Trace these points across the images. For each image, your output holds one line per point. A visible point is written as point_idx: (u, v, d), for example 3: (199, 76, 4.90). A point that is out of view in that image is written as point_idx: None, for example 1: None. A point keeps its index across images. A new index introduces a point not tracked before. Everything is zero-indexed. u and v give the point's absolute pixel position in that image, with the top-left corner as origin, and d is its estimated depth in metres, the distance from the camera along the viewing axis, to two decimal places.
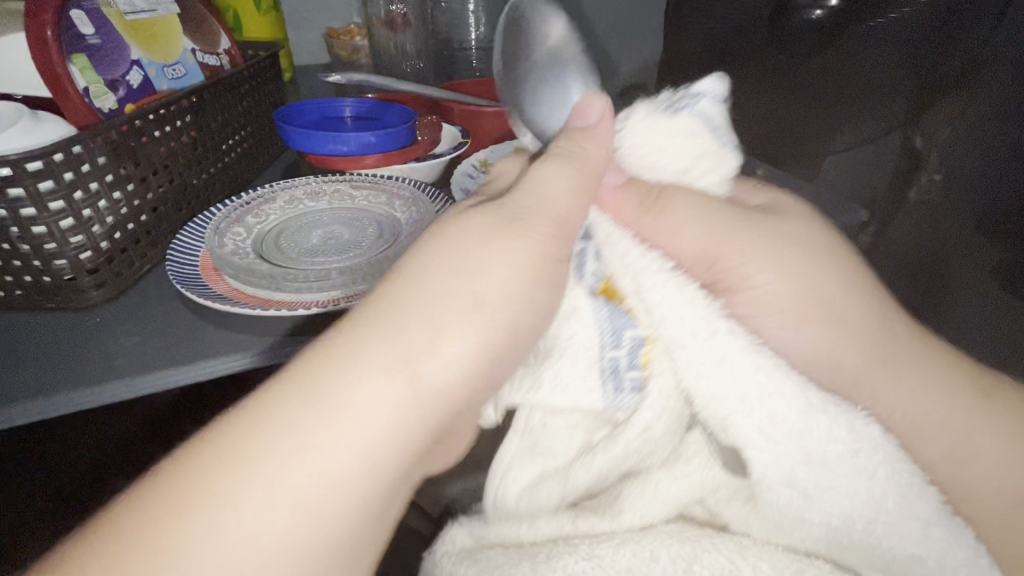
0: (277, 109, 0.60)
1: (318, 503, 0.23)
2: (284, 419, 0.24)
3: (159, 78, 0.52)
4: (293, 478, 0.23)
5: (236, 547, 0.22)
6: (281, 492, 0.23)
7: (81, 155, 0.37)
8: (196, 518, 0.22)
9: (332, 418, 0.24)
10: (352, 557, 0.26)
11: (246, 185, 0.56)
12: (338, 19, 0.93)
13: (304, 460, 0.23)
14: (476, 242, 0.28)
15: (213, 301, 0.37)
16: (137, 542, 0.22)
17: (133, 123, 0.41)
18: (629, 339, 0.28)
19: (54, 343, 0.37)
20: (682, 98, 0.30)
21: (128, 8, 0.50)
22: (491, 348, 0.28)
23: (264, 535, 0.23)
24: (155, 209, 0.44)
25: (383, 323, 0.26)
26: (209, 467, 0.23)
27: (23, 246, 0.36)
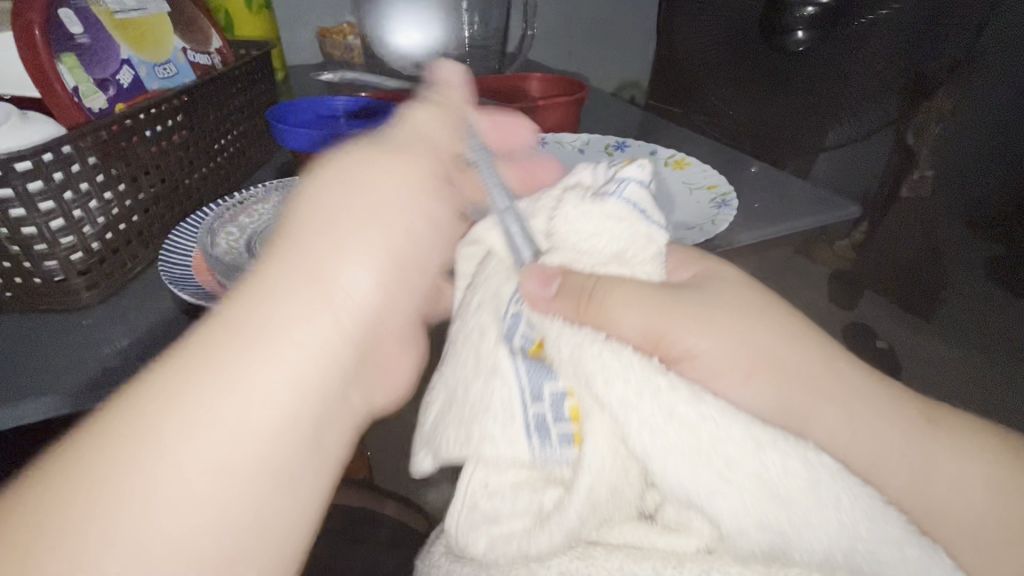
0: (269, 109, 0.60)
1: (248, 422, 0.25)
2: (205, 354, 0.25)
3: (150, 78, 0.52)
4: (209, 396, 0.24)
5: (159, 469, 0.23)
6: (206, 407, 0.24)
7: (71, 155, 0.37)
8: (131, 469, 0.23)
9: (247, 339, 0.26)
10: (290, 484, 0.27)
11: (239, 185, 0.56)
12: (330, 18, 0.93)
13: (220, 375, 0.25)
14: (360, 176, 0.31)
15: (205, 301, 0.37)
16: (45, 484, 0.23)
17: (124, 123, 0.41)
18: (548, 412, 0.28)
19: (44, 345, 0.37)
20: (608, 185, 0.31)
21: (119, 7, 0.50)
22: (382, 265, 0.30)
23: (194, 451, 0.24)
24: (147, 209, 0.44)
25: (285, 257, 0.28)
26: (126, 412, 0.24)
27: (13, 247, 0.36)
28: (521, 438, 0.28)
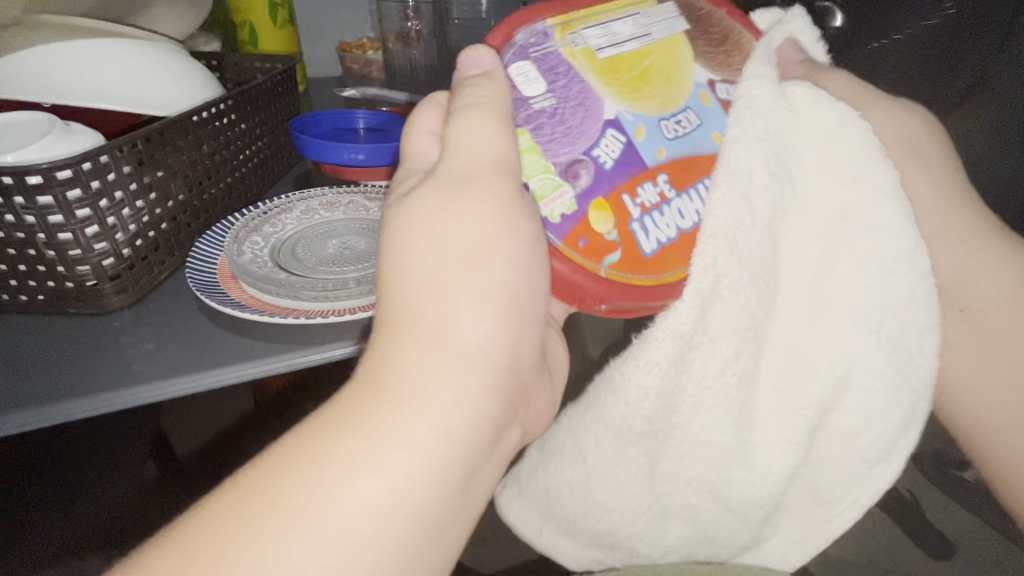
0: (293, 120, 0.61)
1: (431, 403, 0.27)
2: (411, 323, 0.28)
3: (651, 142, 0.32)
4: (400, 405, 0.26)
5: (330, 489, 0.25)
6: (397, 413, 0.26)
7: (108, 164, 0.38)
8: (324, 466, 0.25)
9: (430, 338, 0.28)
10: (381, 422, 0.26)
11: (263, 195, 0.57)
12: (351, 33, 0.95)
13: (400, 356, 0.27)
14: (494, 231, 0.30)
15: (232, 309, 0.38)
16: (292, 457, 0.25)
17: (157, 132, 0.42)
18: (629, 27, 0.34)
19: (73, 343, 0.38)
20: (620, 28, 0.34)
21: (607, 42, 0.33)
22: (502, 302, 0.30)
23: (356, 454, 0.25)
24: (175, 217, 0.45)
25: (422, 301, 0.28)
26: (337, 401, 0.27)
27: (48, 252, 0.37)
28: (645, 33, 0.34)
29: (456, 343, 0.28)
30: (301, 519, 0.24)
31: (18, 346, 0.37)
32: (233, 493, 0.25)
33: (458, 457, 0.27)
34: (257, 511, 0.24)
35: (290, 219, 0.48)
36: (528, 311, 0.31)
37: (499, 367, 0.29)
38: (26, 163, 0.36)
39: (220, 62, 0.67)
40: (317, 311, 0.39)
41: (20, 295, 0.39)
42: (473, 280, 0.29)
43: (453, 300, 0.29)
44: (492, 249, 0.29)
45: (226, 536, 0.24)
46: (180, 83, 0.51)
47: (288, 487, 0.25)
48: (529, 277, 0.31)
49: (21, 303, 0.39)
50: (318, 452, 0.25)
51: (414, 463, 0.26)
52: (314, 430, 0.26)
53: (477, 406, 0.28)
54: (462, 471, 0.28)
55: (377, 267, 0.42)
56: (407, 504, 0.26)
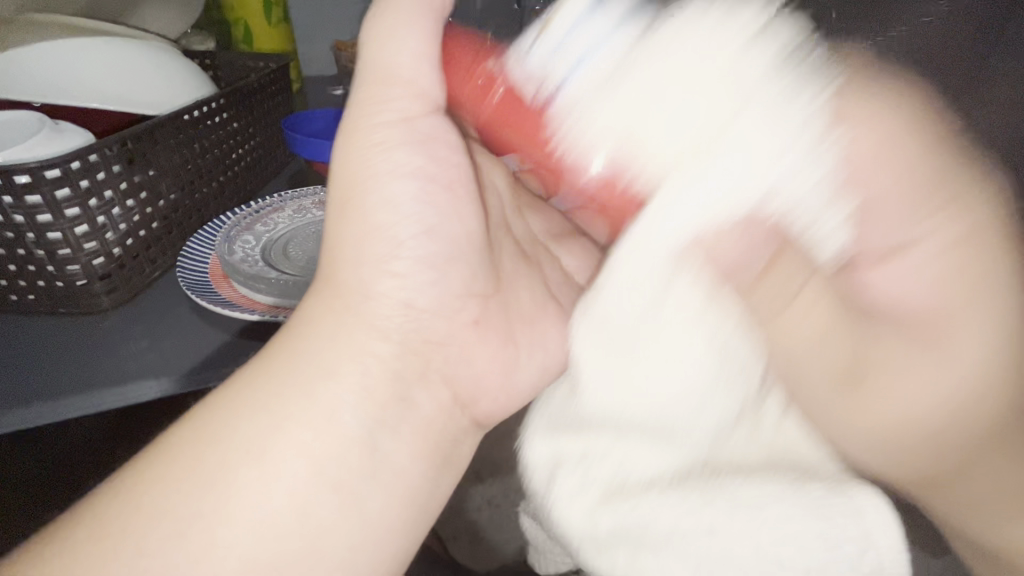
0: (286, 119, 0.61)
1: (323, 389, 0.28)
2: (316, 314, 0.30)
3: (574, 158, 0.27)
4: (299, 388, 0.28)
5: (239, 469, 0.27)
6: (293, 397, 0.28)
7: (97, 163, 0.38)
8: (233, 445, 0.27)
9: (331, 323, 0.29)
10: (275, 404, 0.28)
11: (256, 194, 0.57)
12: (346, 31, 0.95)
13: (301, 345, 0.29)
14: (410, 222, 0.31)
15: (223, 308, 0.38)
16: (207, 438, 0.27)
17: (146, 131, 0.42)
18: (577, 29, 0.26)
19: (64, 342, 0.38)
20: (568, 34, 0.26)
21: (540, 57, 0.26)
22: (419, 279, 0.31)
23: (260, 439, 0.27)
24: (166, 216, 0.45)
25: (328, 296, 0.30)
26: (243, 385, 0.29)
27: (38, 251, 0.37)
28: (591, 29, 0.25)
29: (354, 297, 0.30)
30: (213, 495, 0.26)
31: (9, 345, 0.37)
32: (156, 469, 0.27)
33: (354, 408, 0.28)
34: (177, 468, 0.27)
35: (283, 218, 0.48)
36: (438, 264, 0.31)
37: (409, 337, 0.30)
38: (16, 162, 0.36)
39: (214, 61, 0.67)
40: None
41: (11, 295, 0.39)
42: (358, 228, 0.30)
43: (353, 290, 0.30)
44: (385, 200, 0.30)
45: (149, 503, 0.26)
46: (172, 82, 0.51)
47: (203, 466, 0.27)
48: (424, 215, 0.31)
49: (13, 302, 0.39)
50: (226, 435, 0.27)
51: (307, 422, 0.28)
52: (224, 412, 0.28)
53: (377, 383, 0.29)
54: (361, 425, 0.28)
55: None
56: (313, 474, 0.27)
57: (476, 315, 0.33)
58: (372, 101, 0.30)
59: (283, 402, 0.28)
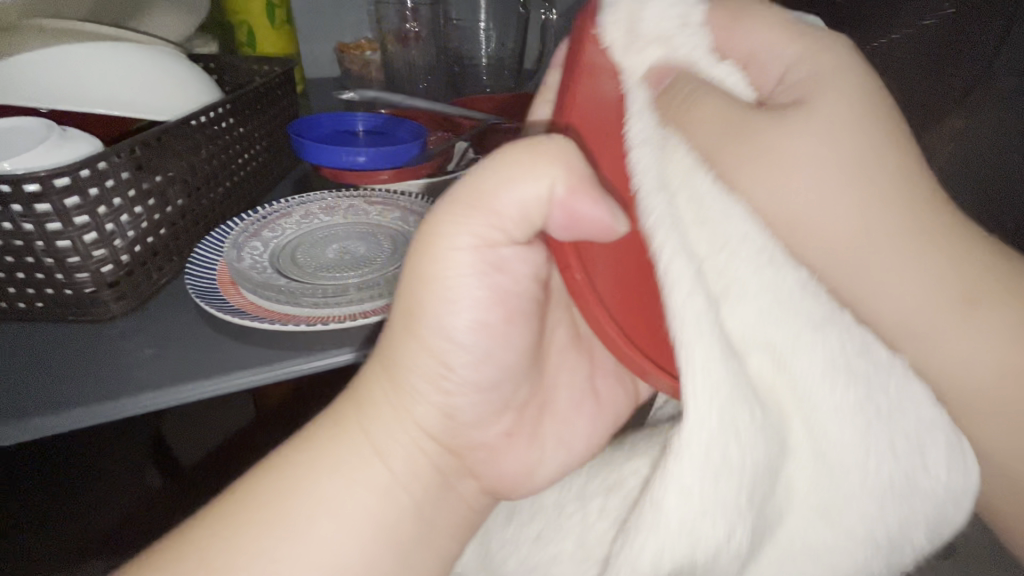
0: (291, 122, 0.61)
1: (387, 471, 0.29)
2: (383, 397, 0.29)
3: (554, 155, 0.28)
4: (366, 463, 0.29)
5: (302, 531, 0.28)
6: (360, 469, 0.29)
7: (106, 171, 0.38)
8: (296, 503, 0.28)
9: (394, 408, 0.29)
10: (340, 470, 0.29)
11: (262, 199, 0.57)
12: (350, 33, 0.95)
13: (368, 423, 0.29)
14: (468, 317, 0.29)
15: (230, 316, 0.38)
16: (276, 492, 0.29)
17: (154, 138, 0.42)
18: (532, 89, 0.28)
19: (73, 350, 0.38)
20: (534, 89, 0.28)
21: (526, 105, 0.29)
22: (483, 376, 0.29)
23: (323, 504, 0.28)
24: (174, 223, 0.45)
25: (392, 378, 0.29)
26: (313, 449, 0.30)
27: (47, 259, 0.37)
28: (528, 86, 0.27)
29: (403, 398, 0.29)
30: (272, 550, 0.28)
31: (18, 353, 0.37)
32: (226, 514, 0.29)
33: (406, 485, 0.30)
34: (245, 515, 0.28)
35: (289, 224, 0.47)
36: (490, 362, 0.29)
37: (460, 430, 0.30)
38: (24, 170, 0.36)
39: (218, 64, 0.66)
40: (316, 317, 0.38)
41: (19, 303, 0.39)
42: (412, 353, 0.28)
43: (417, 382, 0.29)
44: (449, 285, 0.27)
45: (220, 543, 0.28)
46: (179, 89, 0.51)
47: (270, 514, 0.28)
48: (480, 349, 0.29)
49: (20, 311, 0.39)
50: (293, 491, 0.29)
51: (365, 495, 0.29)
52: (290, 471, 0.29)
53: (428, 470, 0.30)
54: (412, 502, 0.30)
55: (375, 272, 0.42)
56: (362, 543, 0.29)
57: (508, 426, 0.31)
58: (437, 246, 0.27)
59: (348, 472, 0.29)
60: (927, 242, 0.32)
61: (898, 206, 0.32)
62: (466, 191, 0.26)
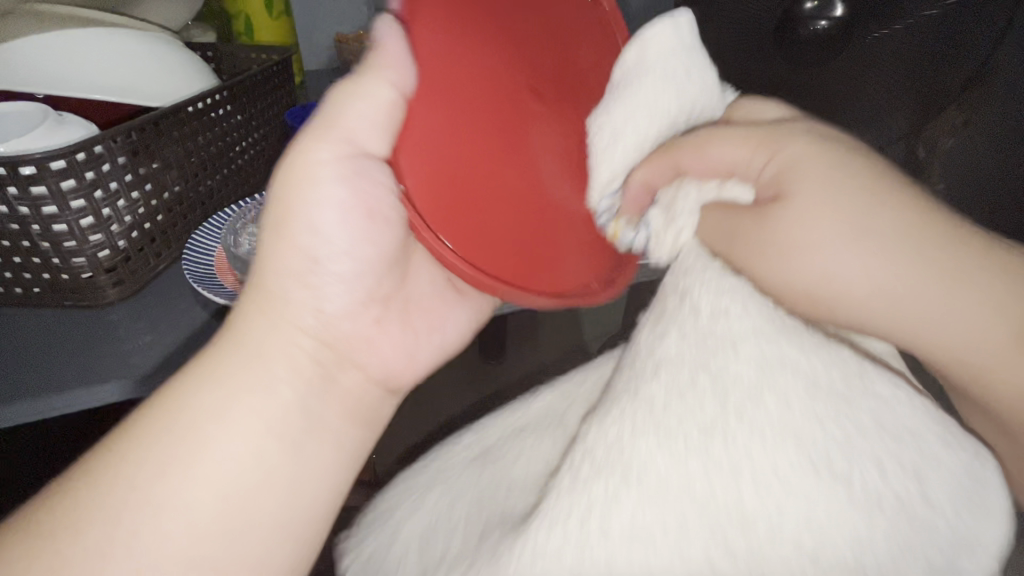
0: (290, 111, 0.61)
1: (272, 376, 0.29)
2: (264, 306, 0.30)
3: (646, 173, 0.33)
4: (246, 369, 0.29)
5: (193, 464, 0.27)
6: (235, 375, 0.29)
7: (103, 155, 0.38)
8: (195, 434, 0.27)
9: (267, 313, 0.30)
10: (223, 380, 0.29)
11: (260, 188, 0.57)
12: (348, 24, 0.94)
13: (245, 332, 0.30)
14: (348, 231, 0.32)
15: (229, 301, 0.38)
16: (164, 426, 0.27)
17: (152, 123, 0.42)
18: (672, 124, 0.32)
19: (69, 334, 0.38)
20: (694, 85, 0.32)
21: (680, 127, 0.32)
22: (358, 270, 0.32)
23: (221, 431, 0.28)
24: (171, 209, 0.44)
25: (276, 283, 0.31)
26: (197, 372, 0.29)
27: (43, 243, 0.37)
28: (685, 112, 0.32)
29: (274, 300, 0.31)
30: (169, 485, 0.26)
31: (17, 336, 0.37)
32: (115, 455, 0.27)
33: (288, 381, 0.30)
34: (135, 458, 0.27)
35: None
36: (357, 275, 0.32)
37: (338, 330, 0.32)
38: (20, 153, 0.36)
39: (216, 53, 0.66)
40: None
41: (15, 287, 0.39)
42: (282, 250, 0.31)
43: (291, 286, 0.31)
44: (314, 206, 0.31)
45: (113, 500, 0.26)
46: (177, 75, 0.51)
47: (155, 448, 0.27)
48: (348, 252, 0.32)
49: (17, 295, 0.39)
50: (178, 418, 0.27)
51: (249, 401, 0.29)
52: (176, 396, 0.28)
53: (317, 383, 0.31)
54: (296, 397, 0.30)
55: None
56: (265, 462, 0.28)
57: (377, 314, 0.34)
58: (306, 171, 0.31)
59: (233, 374, 0.29)
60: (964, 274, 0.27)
61: (910, 256, 0.28)
62: (328, 116, 0.31)
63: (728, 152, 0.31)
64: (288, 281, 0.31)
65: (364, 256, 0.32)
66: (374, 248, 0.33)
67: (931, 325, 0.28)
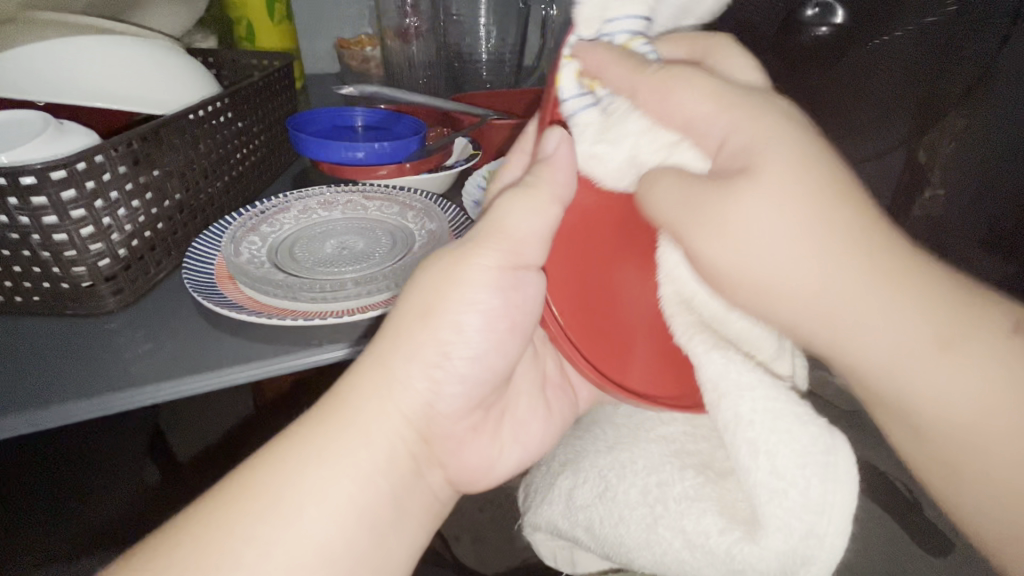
0: (290, 118, 0.61)
1: (370, 455, 0.29)
2: (377, 386, 0.30)
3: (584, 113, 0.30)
4: (348, 447, 0.29)
5: (281, 531, 0.27)
6: (339, 447, 0.29)
7: (103, 164, 0.38)
8: (285, 500, 0.27)
9: (380, 389, 0.30)
10: (325, 453, 0.29)
11: (260, 194, 0.57)
12: (348, 28, 0.94)
13: (349, 407, 0.30)
14: (485, 325, 0.31)
15: (228, 311, 0.38)
16: (258, 487, 0.28)
17: (153, 132, 0.42)
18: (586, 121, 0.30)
19: (69, 345, 0.38)
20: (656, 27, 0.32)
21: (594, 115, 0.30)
22: (478, 369, 0.32)
23: (319, 499, 0.28)
24: (172, 217, 0.44)
25: (401, 364, 0.30)
26: (298, 437, 0.29)
27: (43, 253, 0.37)
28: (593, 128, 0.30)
29: (392, 384, 0.30)
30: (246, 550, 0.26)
31: (17, 346, 0.37)
32: (202, 515, 0.27)
33: (383, 471, 0.30)
34: (226, 515, 0.27)
35: (289, 219, 0.47)
36: (482, 364, 0.32)
37: (445, 423, 0.32)
38: (19, 164, 0.36)
39: (216, 59, 0.66)
40: (314, 312, 0.38)
41: (15, 296, 0.39)
42: (418, 336, 0.30)
43: (411, 368, 0.30)
44: (459, 289, 0.31)
45: (190, 551, 0.26)
46: (177, 81, 0.50)
47: (248, 508, 0.27)
48: (478, 347, 0.32)
49: (17, 304, 0.39)
50: (272, 483, 0.28)
51: (344, 478, 0.29)
52: (276, 459, 0.28)
53: (411, 476, 0.31)
54: (389, 488, 0.30)
55: (372, 267, 0.42)
56: (347, 538, 0.28)
57: (476, 421, 0.34)
58: (462, 256, 0.31)
59: (337, 448, 0.29)
60: (904, 281, 0.28)
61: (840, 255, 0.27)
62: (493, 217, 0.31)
63: (691, 103, 0.28)
64: (405, 363, 0.30)
65: (494, 355, 0.33)
66: (494, 354, 0.32)
67: (865, 333, 0.28)
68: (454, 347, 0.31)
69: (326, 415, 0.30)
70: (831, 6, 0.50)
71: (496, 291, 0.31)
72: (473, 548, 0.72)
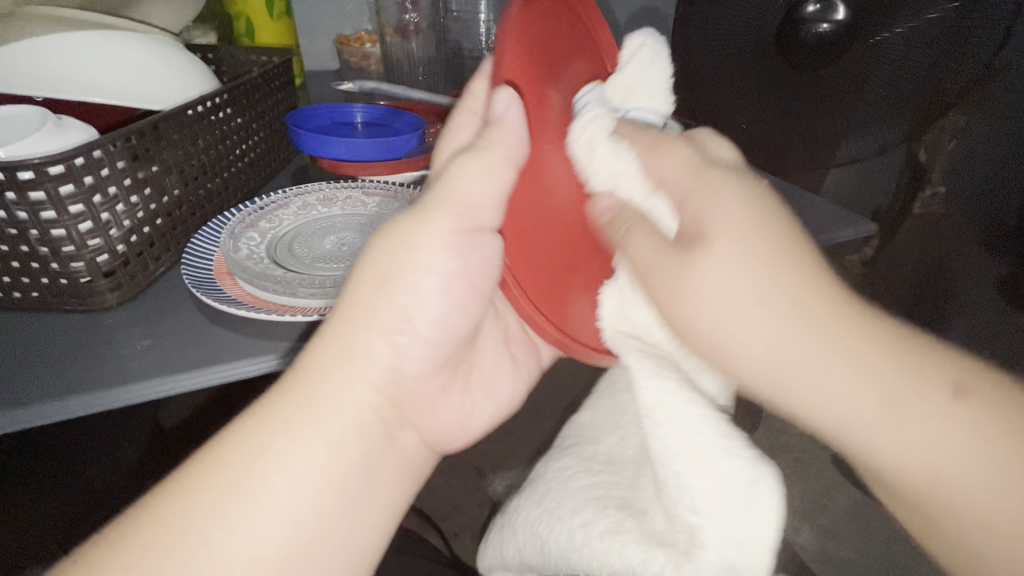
0: (289, 114, 0.61)
1: (338, 427, 0.29)
2: (336, 357, 0.30)
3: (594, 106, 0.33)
4: (315, 422, 0.29)
5: (251, 512, 0.27)
6: (308, 423, 0.29)
7: (101, 159, 0.38)
8: (255, 480, 0.27)
9: (340, 358, 0.30)
10: (293, 431, 0.28)
11: (259, 190, 0.57)
12: (348, 25, 0.94)
13: (311, 379, 0.29)
14: (447, 286, 0.31)
15: (227, 306, 0.38)
16: (232, 476, 0.27)
17: (151, 127, 0.42)
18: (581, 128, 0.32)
19: (68, 340, 0.38)
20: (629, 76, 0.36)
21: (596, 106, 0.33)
22: (440, 332, 0.32)
23: (287, 477, 0.28)
24: (170, 213, 0.44)
25: (361, 333, 0.30)
26: (265, 418, 0.28)
27: (41, 248, 0.37)
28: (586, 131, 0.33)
29: (353, 353, 0.30)
30: (220, 535, 0.26)
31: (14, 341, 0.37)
32: (170, 502, 0.27)
33: (353, 440, 0.30)
34: (197, 499, 0.27)
35: (288, 215, 0.47)
36: (445, 326, 0.32)
37: (412, 386, 0.32)
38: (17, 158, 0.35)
39: (216, 55, 0.66)
40: (313, 307, 0.38)
41: (13, 291, 0.39)
42: (378, 305, 0.30)
43: (371, 334, 0.30)
44: (414, 257, 0.31)
45: (161, 532, 0.26)
46: (177, 76, 0.50)
47: (217, 495, 0.27)
48: (441, 310, 0.32)
49: (15, 299, 0.39)
50: (241, 465, 0.27)
51: (315, 453, 0.28)
52: (243, 441, 0.28)
53: (380, 447, 0.31)
54: (360, 455, 0.30)
55: None
56: (318, 510, 0.28)
57: (445, 380, 0.34)
58: (415, 225, 0.31)
59: (301, 428, 0.28)
60: (858, 330, 0.28)
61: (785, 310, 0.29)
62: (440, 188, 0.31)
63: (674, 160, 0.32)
64: (366, 332, 0.30)
65: (457, 316, 0.33)
66: (457, 313, 0.33)
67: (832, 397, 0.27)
68: (413, 311, 0.31)
69: (284, 392, 0.29)
70: (832, 2, 0.49)
71: (455, 255, 0.31)
72: (471, 545, 0.72)
